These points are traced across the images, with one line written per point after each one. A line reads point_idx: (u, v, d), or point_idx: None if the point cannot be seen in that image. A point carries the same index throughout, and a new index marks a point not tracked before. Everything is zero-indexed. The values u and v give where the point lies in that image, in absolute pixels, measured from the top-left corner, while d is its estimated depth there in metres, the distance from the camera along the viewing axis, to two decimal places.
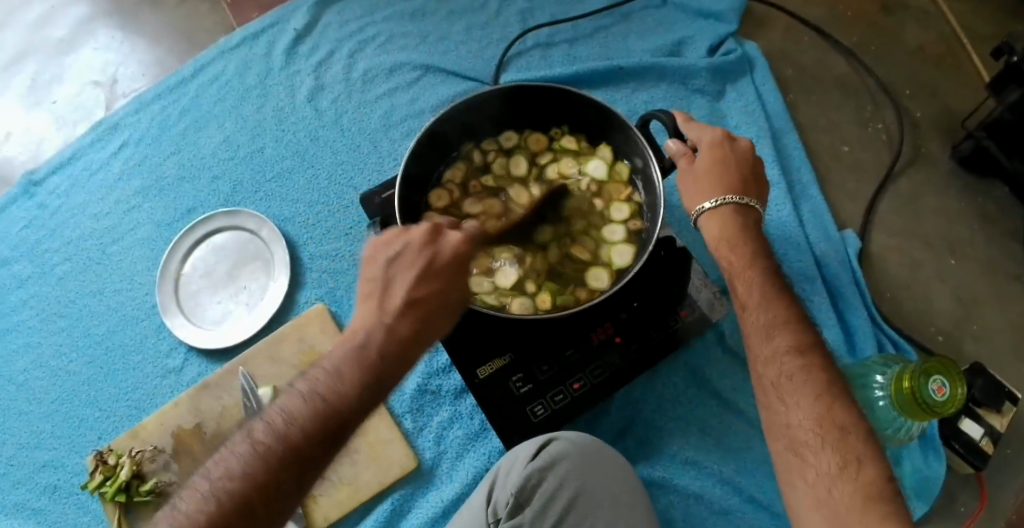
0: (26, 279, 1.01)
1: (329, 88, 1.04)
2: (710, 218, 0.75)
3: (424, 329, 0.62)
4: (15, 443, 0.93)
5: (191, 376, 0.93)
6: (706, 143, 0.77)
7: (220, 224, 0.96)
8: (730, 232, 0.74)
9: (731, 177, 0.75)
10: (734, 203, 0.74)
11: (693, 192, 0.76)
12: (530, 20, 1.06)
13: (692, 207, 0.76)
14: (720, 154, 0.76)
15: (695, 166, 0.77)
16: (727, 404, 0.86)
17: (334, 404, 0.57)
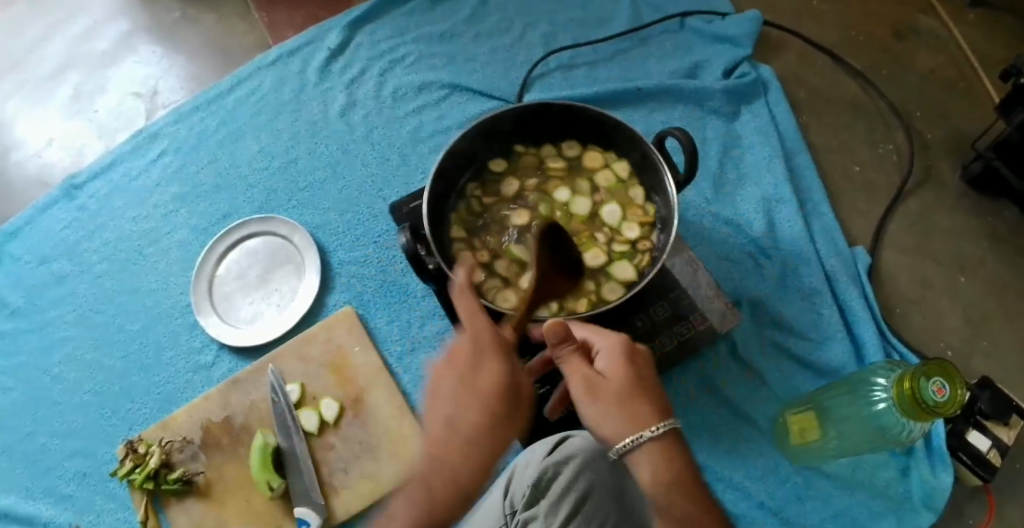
0: (67, 276, 1.07)
1: (361, 104, 1.08)
2: (652, 448, 0.54)
3: (481, 418, 0.55)
4: (48, 431, 0.99)
5: (221, 372, 0.97)
6: (623, 350, 0.59)
7: (254, 229, 1.00)
8: (671, 469, 0.54)
9: (640, 380, 0.58)
10: (666, 425, 0.56)
11: (606, 415, 0.56)
12: (553, 43, 1.09)
13: (612, 440, 0.55)
14: (635, 365, 0.59)
15: (614, 372, 0.58)
16: (738, 411, 0.88)
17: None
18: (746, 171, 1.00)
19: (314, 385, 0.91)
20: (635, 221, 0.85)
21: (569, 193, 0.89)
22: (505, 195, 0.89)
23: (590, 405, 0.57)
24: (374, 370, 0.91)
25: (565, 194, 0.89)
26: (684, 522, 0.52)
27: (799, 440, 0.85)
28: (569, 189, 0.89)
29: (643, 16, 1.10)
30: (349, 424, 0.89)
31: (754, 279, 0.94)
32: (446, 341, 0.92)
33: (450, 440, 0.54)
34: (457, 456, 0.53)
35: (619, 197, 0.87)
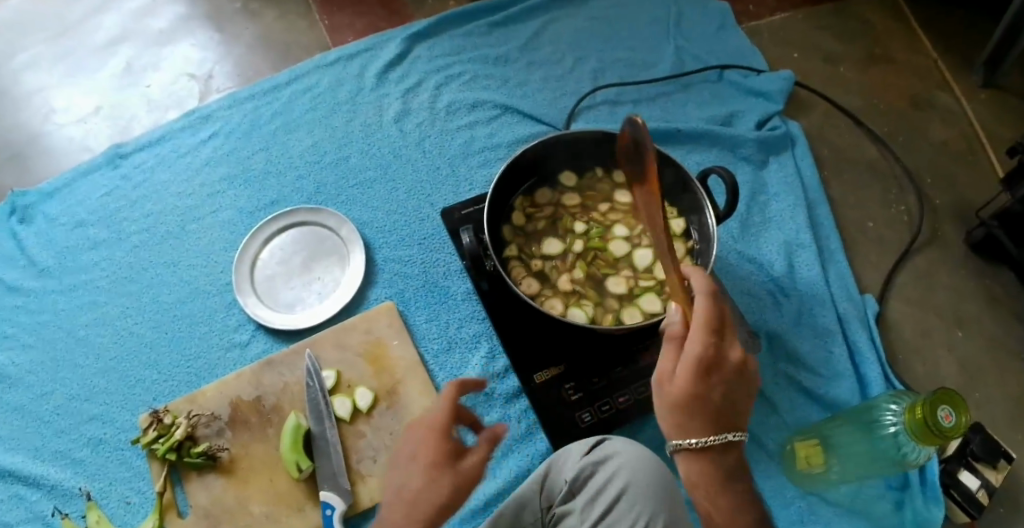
0: (102, 243, 1.07)
1: (415, 113, 1.10)
2: (691, 456, 0.60)
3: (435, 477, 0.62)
4: (67, 393, 0.99)
5: (255, 352, 0.97)
6: (692, 366, 0.58)
7: (302, 218, 1.01)
8: (713, 475, 0.60)
9: (704, 394, 0.59)
10: (716, 438, 0.59)
11: (669, 418, 0.61)
12: (601, 79, 1.14)
13: (669, 437, 0.61)
14: (703, 384, 0.59)
15: (678, 382, 0.59)
16: (752, 436, 0.94)
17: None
18: (771, 216, 1.07)
19: (349, 373, 0.92)
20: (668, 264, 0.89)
21: (626, 230, 0.93)
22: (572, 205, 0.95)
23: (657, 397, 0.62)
24: (411, 363, 0.93)
25: (622, 229, 0.93)
26: (706, 512, 0.61)
27: (808, 463, 0.91)
28: (627, 227, 0.93)
29: (686, 64, 1.16)
30: (381, 414, 0.91)
31: (774, 315, 1.01)
32: (483, 344, 0.95)
33: (399, 507, 0.61)
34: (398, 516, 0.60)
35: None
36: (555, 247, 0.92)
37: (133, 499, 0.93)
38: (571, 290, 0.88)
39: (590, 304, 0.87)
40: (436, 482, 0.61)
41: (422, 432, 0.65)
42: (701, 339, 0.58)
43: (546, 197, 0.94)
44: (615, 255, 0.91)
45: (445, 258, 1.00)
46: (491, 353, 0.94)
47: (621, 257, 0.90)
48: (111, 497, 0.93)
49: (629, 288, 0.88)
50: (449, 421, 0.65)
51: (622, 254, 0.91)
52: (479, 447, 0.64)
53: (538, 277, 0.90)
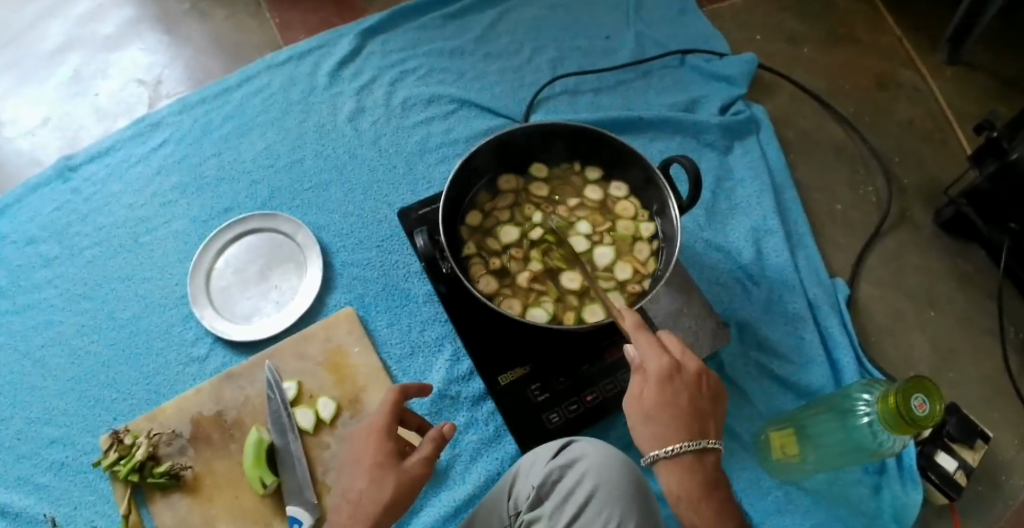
0: (54, 260, 1.04)
1: (370, 110, 1.07)
2: (668, 466, 0.61)
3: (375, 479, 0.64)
4: (24, 417, 0.97)
5: (214, 365, 0.94)
6: (656, 376, 0.63)
7: (257, 225, 0.99)
8: (693, 479, 0.60)
9: (673, 401, 0.62)
10: (691, 444, 0.61)
11: (643, 433, 0.63)
12: (560, 68, 1.11)
13: (644, 454, 0.62)
14: (669, 391, 0.63)
15: (646, 394, 0.63)
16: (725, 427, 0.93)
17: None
18: (739, 202, 1.06)
19: (311, 383, 0.90)
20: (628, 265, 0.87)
21: (588, 226, 0.91)
22: (533, 196, 0.93)
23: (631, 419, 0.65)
24: (373, 370, 0.90)
25: (584, 226, 0.91)
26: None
27: (784, 455, 0.90)
28: (589, 223, 0.92)
29: (647, 50, 1.14)
30: (346, 424, 0.89)
31: (743, 304, 1.00)
32: (446, 346, 0.93)
33: (345, 508, 0.64)
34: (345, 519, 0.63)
35: (620, 245, 0.90)
36: (513, 240, 0.89)
37: (99, 523, 0.92)
38: (529, 286, 0.86)
39: (550, 302, 0.85)
40: (377, 480, 0.64)
41: (364, 435, 0.69)
42: (656, 352, 0.64)
43: (507, 189, 0.92)
44: (576, 251, 0.89)
45: (404, 259, 0.97)
46: (456, 356, 0.92)
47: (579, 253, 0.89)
48: (76, 522, 0.91)
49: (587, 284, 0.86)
50: (391, 424, 0.69)
51: (581, 252, 0.89)
52: (421, 447, 0.67)
53: (496, 274, 0.87)
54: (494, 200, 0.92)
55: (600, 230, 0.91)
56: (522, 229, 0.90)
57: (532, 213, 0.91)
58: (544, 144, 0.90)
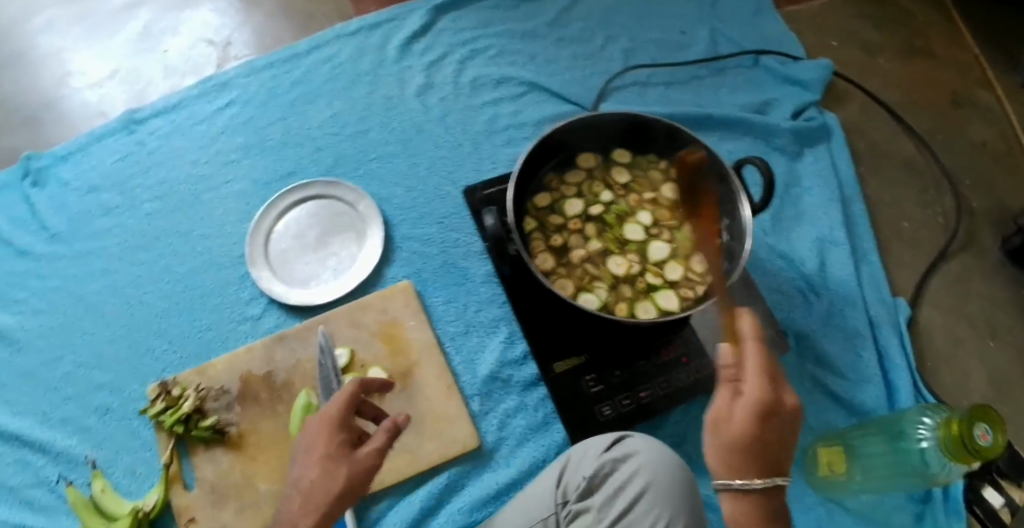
0: (114, 209, 1.04)
1: (438, 87, 1.05)
2: (738, 497, 0.59)
3: (328, 466, 0.60)
4: (75, 360, 0.98)
5: (266, 327, 0.94)
6: (751, 410, 0.57)
7: (318, 191, 0.97)
8: (758, 515, 0.58)
9: (760, 441, 0.57)
10: (763, 482, 0.58)
11: (718, 460, 0.60)
12: (633, 59, 1.08)
13: (718, 476, 0.60)
14: (761, 427, 0.57)
15: (736, 426, 0.58)
16: None
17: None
18: (805, 211, 1.04)
19: (364, 353, 0.90)
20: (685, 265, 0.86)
21: (650, 218, 0.90)
22: (601, 175, 0.92)
23: (711, 437, 0.60)
24: (427, 345, 0.90)
25: (646, 216, 0.90)
26: None
27: (825, 474, 0.90)
28: (652, 214, 0.90)
29: (721, 48, 1.10)
30: (394, 398, 0.88)
31: (802, 314, 0.99)
32: (502, 329, 0.92)
33: (295, 499, 0.59)
34: (297, 512, 0.58)
35: (679, 247, 0.88)
36: (573, 215, 0.89)
37: (140, 470, 0.93)
38: (582, 266, 0.87)
39: (602, 289, 0.86)
40: (329, 472, 0.59)
41: (316, 425, 0.63)
42: (761, 384, 0.58)
43: (581, 167, 0.91)
44: (634, 239, 0.89)
45: (465, 238, 0.95)
46: (510, 338, 0.91)
47: (635, 240, 0.88)
48: (117, 468, 0.93)
49: (631, 273, 0.87)
50: (345, 412, 0.63)
51: (637, 241, 0.88)
52: (375, 437, 0.62)
53: (555, 251, 0.87)
54: (565, 174, 0.91)
55: (662, 225, 0.89)
56: (586, 205, 0.90)
57: (599, 192, 0.91)
58: (635, 132, 0.88)
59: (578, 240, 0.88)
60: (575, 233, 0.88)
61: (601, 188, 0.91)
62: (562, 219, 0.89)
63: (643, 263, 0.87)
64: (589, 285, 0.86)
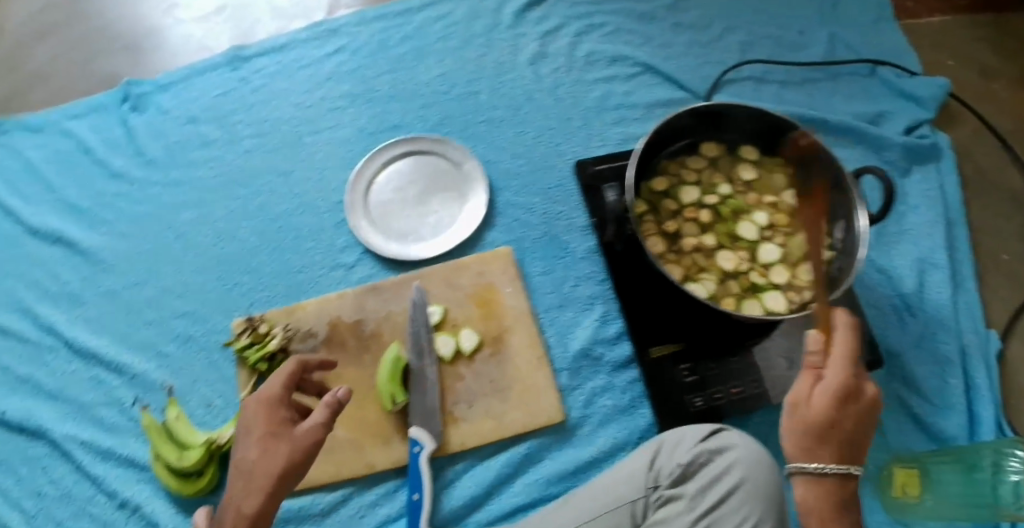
0: (213, 142, 1.02)
1: (552, 57, 1.02)
2: (811, 481, 0.61)
3: (268, 446, 0.65)
4: (158, 287, 0.96)
5: (359, 276, 0.93)
6: (834, 390, 0.61)
7: (422, 146, 0.96)
8: (829, 499, 0.61)
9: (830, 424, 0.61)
10: (838, 467, 0.60)
11: (797, 442, 0.62)
12: (750, 52, 1.05)
13: (791, 457, 0.62)
14: (839, 410, 0.61)
15: (816, 406, 0.61)
16: None
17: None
18: (908, 229, 1.02)
19: (457, 312, 0.89)
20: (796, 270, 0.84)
21: (766, 219, 0.87)
22: (721, 168, 0.90)
23: (790, 418, 0.63)
24: (522, 313, 0.89)
25: (762, 217, 0.87)
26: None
27: (897, 494, 0.90)
28: (769, 216, 0.87)
29: (838, 53, 1.07)
30: (483, 360, 0.88)
31: (894, 333, 0.97)
32: (598, 306, 0.91)
33: (239, 480, 0.64)
34: (239, 494, 0.63)
35: (792, 253, 0.85)
36: (689, 203, 0.88)
37: (216, 403, 0.91)
38: (692, 255, 0.85)
39: (709, 281, 0.84)
40: (270, 449, 0.65)
41: (253, 406, 0.68)
42: (843, 369, 0.61)
43: (703, 157, 0.89)
44: (746, 236, 0.87)
45: (568, 212, 0.94)
46: (606, 317, 0.91)
47: (747, 236, 0.86)
48: (192, 398, 0.91)
49: (739, 270, 0.85)
50: (284, 394, 0.69)
51: (748, 239, 0.86)
52: (314, 414, 0.67)
53: (666, 236, 0.86)
54: (687, 160, 0.89)
55: (777, 228, 0.87)
56: (703, 195, 0.88)
57: (717, 185, 0.89)
58: (768, 130, 0.86)
59: (690, 229, 0.87)
60: (687, 221, 0.87)
61: (720, 182, 0.89)
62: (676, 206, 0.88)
63: (752, 261, 0.85)
64: (695, 274, 0.85)
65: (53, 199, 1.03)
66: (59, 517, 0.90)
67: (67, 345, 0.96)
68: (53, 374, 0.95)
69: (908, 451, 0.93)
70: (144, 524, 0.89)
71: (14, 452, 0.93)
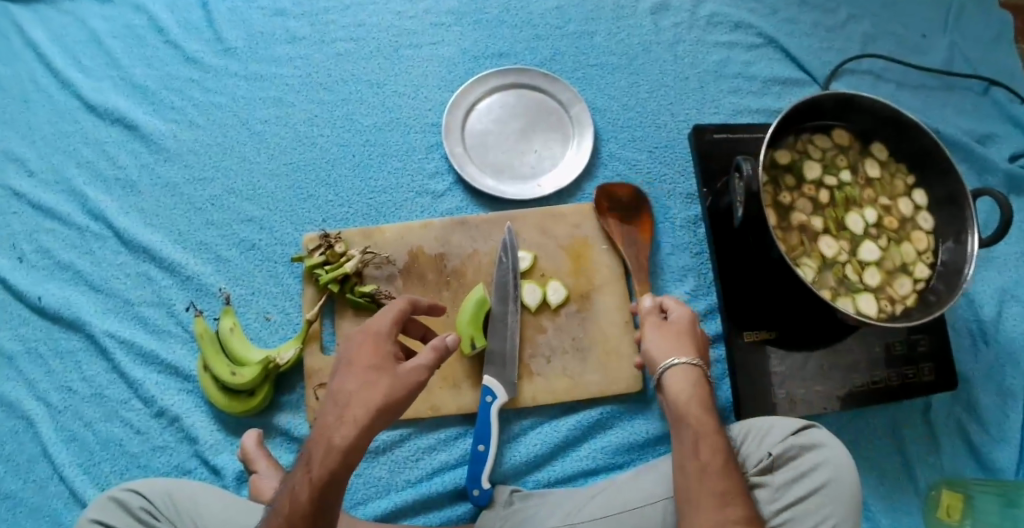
0: (300, 39, 0.95)
1: (674, 10, 0.98)
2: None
3: (371, 382, 0.58)
4: (225, 186, 0.90)
5: (447, 207, 0.89)
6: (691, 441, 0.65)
7: (530, 82, 0.92)
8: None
9: (697, 415, 0.66)
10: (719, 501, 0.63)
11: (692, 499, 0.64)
12: (871, 44, 1.01)
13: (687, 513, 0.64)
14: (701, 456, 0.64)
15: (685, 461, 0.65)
16: (908, 468, 0.89)
17: (291, 516, 0.54)
18: (995, 256, 0.95)
19: (546, 262, 0.85)
20: (892, 279, 0.82)
21: (875, 218, 0.84)
22: (848, 154, 0.86)
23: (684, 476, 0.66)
24: (614, 274, 0.86)
25: (872, 214, 0.84)
26: None
27: (940, 516, 0.87)
28: (878, 216, 0.84)
29: (955, 65, 1.00)
30: (568, 316, 0.84)
31: (966, 357, 0.92)
32: (689, 279, 0.88)
33: (333, 410, 0.57)
34: (328, 426, 0.57)
35: (890, 260, 0.83)
36: (808, 181, 0.84)
37: (274, 317, 0.86)
38: (797, 234, 0.82)
39: (809, 265, 0.81)
40: (371, 384, 0.58)
41: (361, 337, 0.61)
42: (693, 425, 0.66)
43: (832, 137, 0.86)
44: (855, 230, 0.83)
45: (672, 175, 0.91)
46: (696, 292, 0.88)
47: (855, 230, 0.83)
48: (249, 309, 0.86)
49: (838, 258, 0.82)
50: (393, 330, 0.62)
51: (854, 232, 0.83)
52: (422, 356, 0.60)
53: (777, 209, 0.82)
54: (816, 137, 0.85)
55: (883, 230, 0.84)
56: (825, 178, 0.84)
57: (839, 170, 0.85)
58: (904, 133, 0.82)
59: (801, 207, 0.83)
60: (801, 198, 0.83)
61: (840, 168, 0.85)
62: (794, 181, 0.83)
63: (851, 254, 0.82)
64: (797, 254, 0.81)
65: (116, 75, 0.95)
66: (88, 417, 0.84)
67: (116, 235, 0.89)
68: (99, 264, 0.89)
69: (957, 472, 0.89)
70: (182, 436, 0.84)
71: (46, 342, 0.87)
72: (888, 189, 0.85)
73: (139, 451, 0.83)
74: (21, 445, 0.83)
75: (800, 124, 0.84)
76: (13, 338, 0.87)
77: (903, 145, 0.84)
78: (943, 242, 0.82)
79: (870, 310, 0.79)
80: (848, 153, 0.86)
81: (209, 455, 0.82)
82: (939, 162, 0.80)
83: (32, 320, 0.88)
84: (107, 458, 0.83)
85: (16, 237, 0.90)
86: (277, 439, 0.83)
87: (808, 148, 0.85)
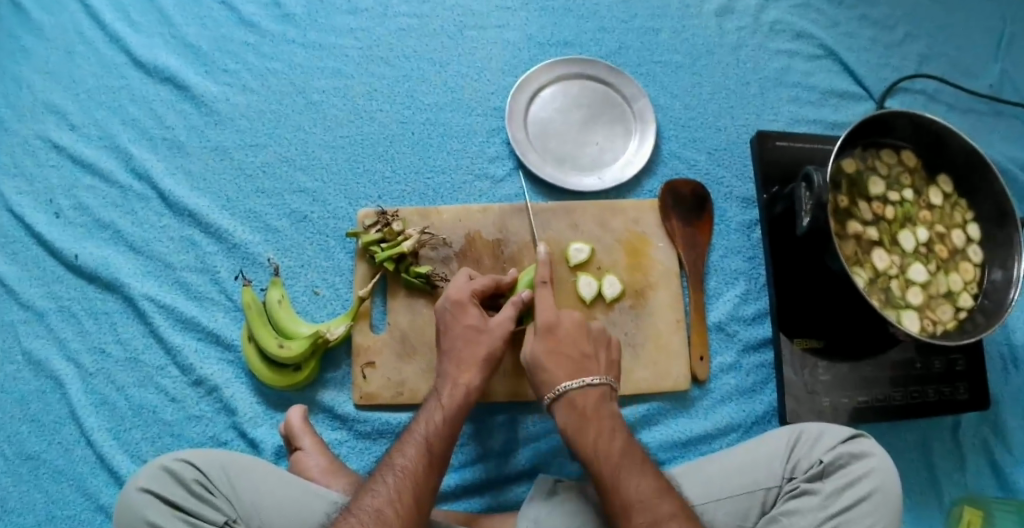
0: (363, 11, 0.93)
1: (738, 15, 0.99)
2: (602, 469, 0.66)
3: (472, 338, 0.74)
4: (278, 154, 0.88)
5: (505, 193, 0.88)
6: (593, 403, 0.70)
7: (596, 74, 0.92)
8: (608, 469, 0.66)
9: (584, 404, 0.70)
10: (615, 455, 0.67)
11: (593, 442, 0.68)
12: (925, 65, 1.02)
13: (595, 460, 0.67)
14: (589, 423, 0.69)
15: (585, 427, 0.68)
16: (937, 482, 0.91)
17: (429, 437, 0.68)
18: None
19: (604, 256, 0.85)
20: (935, 302, 0.83)
21: (927, 241, 0.85)
22: (911, 175, 0.87)
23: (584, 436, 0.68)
24: (670, 271, 0.86)
25: (925, 236, 0.85)
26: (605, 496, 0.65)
27: None
28: (931, 238, 0.85)
29: (1005, 92, 1.02)
30: (622, 311, 0.84)
31: (997, 379, 0.94)
32: (741, 283, 0.89)
33: (451, 363, 0.73)
34: (457, 372, 0.72)
35: (935, 284, 0.84)
36: (872, 192, 0.85)
37: (323, 292, 0.84)
38: (855, 240, 0.82)
39: (861, 271, 0.82)
40: (472, 341, 0.74)
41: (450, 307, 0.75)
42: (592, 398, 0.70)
43: (901, 157, 0.87)
44: (909, 247, 0.84)
45: (730, 179, 0.92)
46: (747, 295, 0.88)
47: (909, 247, 0.84)
48: (297, 281, 0.84)
49: (887, 271, 0.83)
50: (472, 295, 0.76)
51: (905, 249, 0.84)
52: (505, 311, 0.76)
53: (840, 213, 0.83)
54: (883, 152, 0.86)
55: (933, 253, 0.85)
56: (887, 194, 0.85)
57: (901, 189, 0.86)
58: (968, 162, 0.84)
59: (863, 216, 0.83)
60: (864, 208, 0.84)
61: (902, 186, 0.86)
62: (862, 189, 0.84)
63: (900, 270, 0.83)
64: (854, 259, 0.82)
65: (167, 32, 0.92)
66: (121, 382, 0.80)
67: (160, 197, 0.86)
68: (140, 224, 0.85)
69: (981, 490, 0.90)
70: (220, 407, 0.80)
71: (80, 301, 0.82)
72: (945, 215, 0.86)
73: (173, 419, 0.79)
74: (47, 406, 0.79)
75: (872, 138, 0.86)
76: (45, 295, 0.82)
77: (961, 175, 0.86)
78: (989, 277, 0.83)
79: (915, 327, 0.80)
80: (911, 173, 0.87)
81: (248, 427, 0.79)
82: (997, 198, 0.82)
83: (66, 277, 0.83)
84: (139, 425, 0.79)
85: (53, 192, 0.85)
86: (319, 416, 0.80)
87: (876, 162, 0.86)
